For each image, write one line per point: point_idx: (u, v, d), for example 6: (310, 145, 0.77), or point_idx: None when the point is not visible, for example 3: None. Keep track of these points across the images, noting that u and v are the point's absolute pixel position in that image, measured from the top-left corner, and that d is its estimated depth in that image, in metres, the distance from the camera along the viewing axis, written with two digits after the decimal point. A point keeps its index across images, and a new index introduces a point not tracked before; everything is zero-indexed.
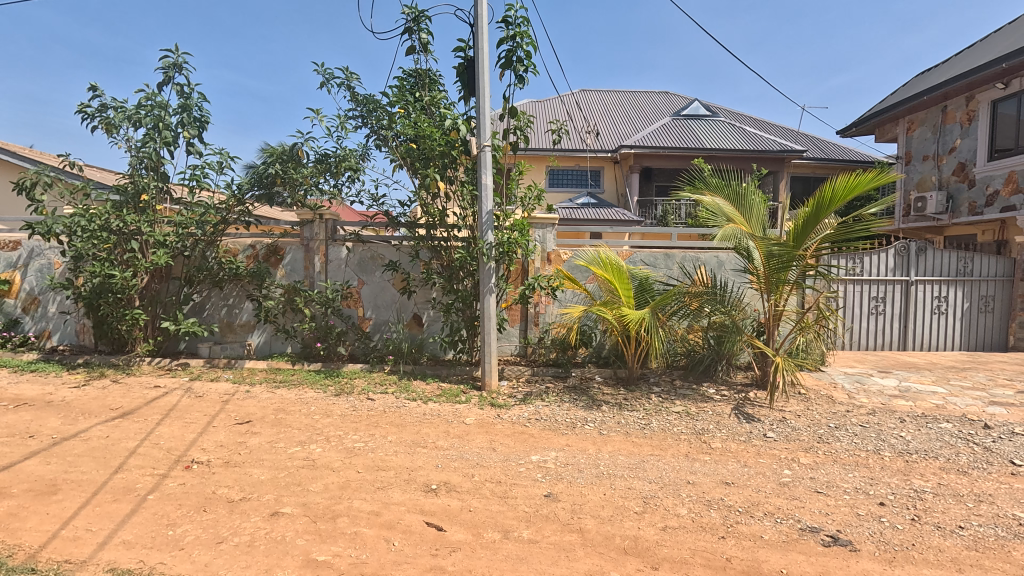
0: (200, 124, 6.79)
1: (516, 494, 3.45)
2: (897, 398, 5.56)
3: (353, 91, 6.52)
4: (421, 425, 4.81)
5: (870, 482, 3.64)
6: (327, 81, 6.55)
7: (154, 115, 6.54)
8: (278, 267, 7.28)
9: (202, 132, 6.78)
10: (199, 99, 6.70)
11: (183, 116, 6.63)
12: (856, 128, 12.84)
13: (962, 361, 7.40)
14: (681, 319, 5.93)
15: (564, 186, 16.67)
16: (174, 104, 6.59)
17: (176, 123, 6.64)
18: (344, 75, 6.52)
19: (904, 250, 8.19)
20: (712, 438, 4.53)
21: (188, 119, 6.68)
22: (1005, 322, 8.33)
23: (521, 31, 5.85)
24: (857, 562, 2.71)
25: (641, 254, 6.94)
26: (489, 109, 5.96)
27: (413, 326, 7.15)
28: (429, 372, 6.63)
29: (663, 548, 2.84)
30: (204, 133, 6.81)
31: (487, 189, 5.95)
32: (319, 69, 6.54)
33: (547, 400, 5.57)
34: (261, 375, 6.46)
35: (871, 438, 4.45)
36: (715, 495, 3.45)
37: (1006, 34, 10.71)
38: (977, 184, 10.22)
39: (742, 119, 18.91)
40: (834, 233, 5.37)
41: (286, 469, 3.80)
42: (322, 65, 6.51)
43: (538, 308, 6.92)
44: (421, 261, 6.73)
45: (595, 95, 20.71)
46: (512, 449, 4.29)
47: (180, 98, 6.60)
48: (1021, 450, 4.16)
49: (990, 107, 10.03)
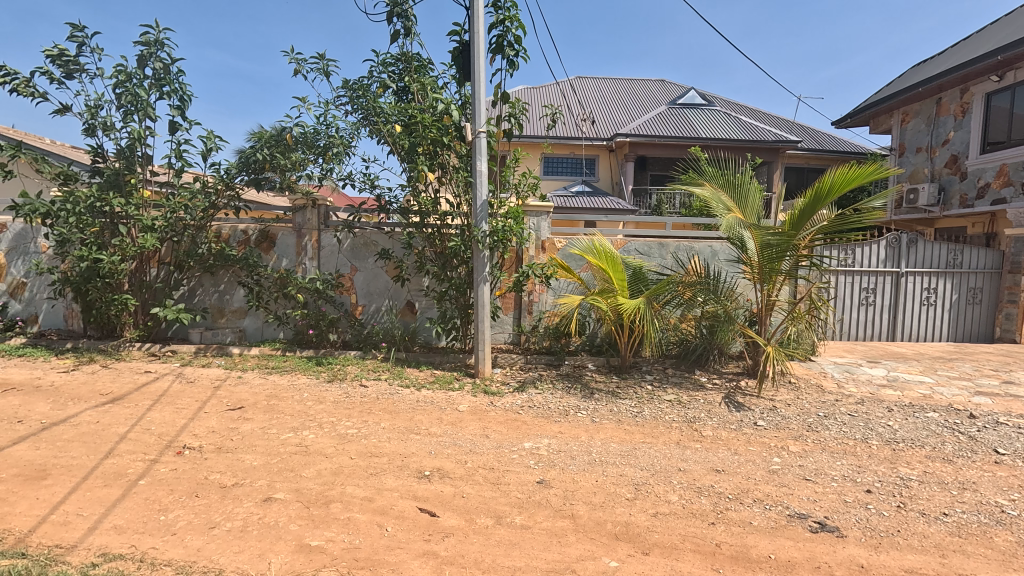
0: (180, 97, 6.64)
1: (509, 481, 3.47)
2: (885, 387, 5.63)
3: (329, 78, 6.44)
4: (414, 412, 4.81)
5: (857, 470, 3.70)
6: (301, 68, 6.45)
7: (133, 93, 6.39)
8: (269, 253, 7.21)
9: (181, 108, 6.64)
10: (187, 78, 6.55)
11: (154, 91, 6.44)
12: (851, 119, 12.84)
13: (949, 352, 7.50)
14: (674, 308, 5.96)
15: (558, 174, 16.61)
16: (150, 80, 6.43)
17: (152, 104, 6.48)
18: (317, 61, 6.41)
19: (895, 242, 8.26)
20: (703, 426, 4.58)
21: (166, 97, 6.53)
22: (992, 313, 8.44)
23: (510, 15, 5.76)
24: (844, 548, 2.76)
25: (635, 243, 6.93)
26: (484, 94, 5.89)
27: (406, 313, 7.12)
28: (422, 359, 6.63)
29: (654, 534, 2.87)
30: (181, 112, 6.66)
31: (482, 176, 5.90)
32: (294, 56, 6.44)
33: (540, 387, 5.59)
34: (253, 362, 6.42)
35: (860, 427, 4.51)
36: (705, 482, 3.49)
37: (1003, 26, 10.71)
38: (968, 177, 10.29)
39: (737, 108, 18.83)
40: (828, 224, 5.39)
41: (278, 455, 3.79)
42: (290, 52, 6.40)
43: (531, 297, 6.91)
44: (414, 248, 6.69)
45: (590, 82, 20.55)
46: (505, 436, 4.31)
47: (159, 76, 6.45)
48: (1005, 439, 4.24)
49: (983, 100, 10.06)
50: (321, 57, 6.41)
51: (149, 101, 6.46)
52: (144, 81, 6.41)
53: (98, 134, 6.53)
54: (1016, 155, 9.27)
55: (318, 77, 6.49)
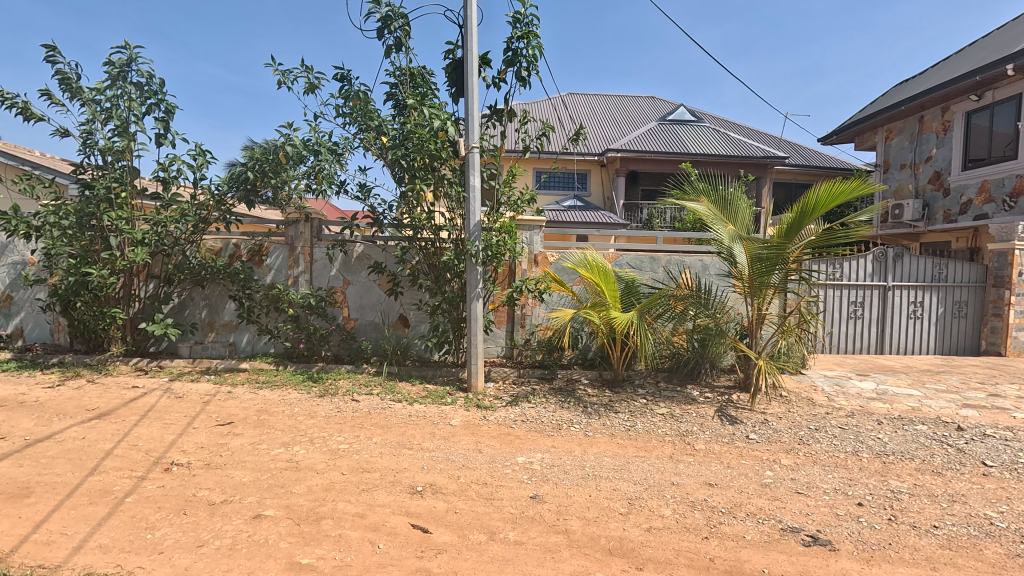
0: (165, 109, 6.64)
1: (502, 496, 3.45)
2: (874, 400, 5.68)
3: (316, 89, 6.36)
4: (406, 426, 4.79)
5: (848, 483, 3.72)
6: (285, 80, 6.47)
7: (109, 107, 6.39)
8: (261, 267, 7.20)
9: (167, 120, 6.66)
10: (162, 88, 6.56)
11: (138, 105, 6.44)
12: (836, 136, 13.14)
13: (937, 365, 7.59)
14: (666, 321, 6.01)
15: (551, 189, 16.86)
16: (133, 93, 6.42)
17: (133, 116, 6.47)
18: (304, 72, 6.42)
19: (882, 256, 8.39)
20: (696, 440, 4.59)
21: (147, 109, 6.53)
22: (977, 326, 8.58)
23: (529, 32, 5.86)
24: (836, 562, 2.76)
25: (627, 256, 7.00)
26: (478, 110, 5.95)
27: (399, 326, 7.12)
28: (414, 373, 6.60)
29: (648, 549, 2.86)
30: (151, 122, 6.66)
31: (476, 190, 5.94)
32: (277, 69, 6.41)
33: (533, 401, 5.58)
34: (243, 376, 6.36)
35: (850, 440, 4.55)
36: (698, 496, 3.50)
37: (981, 48, 11.05)
38: (952, 193, 10.53)
39: (726, 125, 19.20)
40: (817, 239, 5.47)
41: (269, 471, 3.74)
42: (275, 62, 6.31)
43: (524, 310, 6.93)
44: (407, 262, 6.70)
45: (582, 98, 20.87)
46: (498, 450, 4.30)
47: (139, 88, 6.45)
48: (993, 451, 4.29)
49: (964, 118, 10.33)
50: (305, 69, 6.43)
51: (130, 113, 6.45)
52: (122, 94, 6.40)
53: (86, 148, 6.50)
54: (997, 172, 9.52)
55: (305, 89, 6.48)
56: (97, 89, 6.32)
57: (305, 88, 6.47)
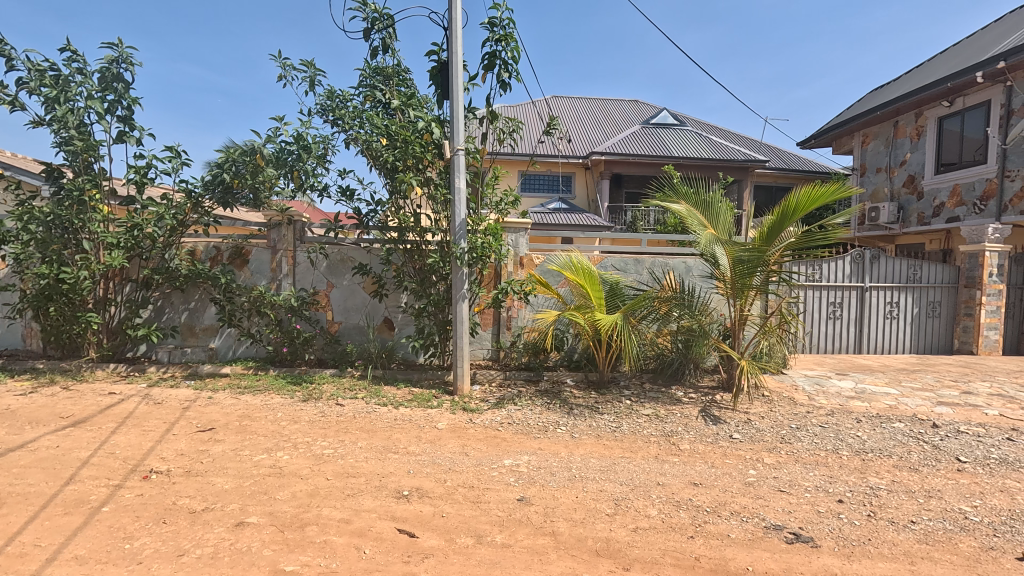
0: (125, 106, 6.50)
1: (489, 499, 3.44)
2: (853, 399, 5.80)
3: (315, 86, 6.41)
4: (392, 430, 4.75)
5: (829, 480, 3.79)
6: (285, 73, 6.41)
7: (78, 106, 6.25)
8: (243, 269, 7.10)
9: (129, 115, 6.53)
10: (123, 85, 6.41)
11: (100, 103, 6.29)
12: (815, 140, 13.42)
13: (913, 364, 7.78)
14: (651, 323, 6.08)
15: (535, 191, 16.93)
16: (103, 91, 6.28)
17: (103, 115, 6.33)
18: (305, 67, 6.37)
19: (860, 258, 8.59)
20: (681, 440, 4.64)
21: (109, 108, 6.38)
22: (950, 326, 8.83)
23: (506, 35, 5.88)
24: (818, 558, 2.81)
25: (611, 258, 7.08)
26: (463, 112, 5.94)
27: (384, 329, 7.07)
28: (400, 376, 6.55)
29: (634, 549, 2.88)
30: (129, 121, 6.53)
31: (461, 193, 5.93)
32: (281, 61, 6.42)
33: (519, 404, 5.58)
34: (225, 381, 6.25)
35: (830, 438, 4.64)
36: (684, 496, 3.53)
37: (953, 55, 11.38)
38: (925, 196, 10.83)
39: (708, 128, 19.50)
40: (796, 241, 5.56)
41: (251, 477, 3.68)
42: (281, 56, 6.35)
43: (510, 312, 6.93)
44: (392, 264, 6.66)
45: (566, 101, 20.99)
46: (484, 453, 4.28)
47: (100, 83, 6.27)
48: (966, 448, 4.41)
49: (936, 124, 10.62)
50: (309, 64, 6.39)
51: (95, 112, 6.31)
52: (87, 89, 6.24)
53: (56, 146, 6.33)
54: (968, 176, 9.82)
55: (304, 84, 6.44)
56: (67, 86, 6.15)
57: (307, 82, 6.42)
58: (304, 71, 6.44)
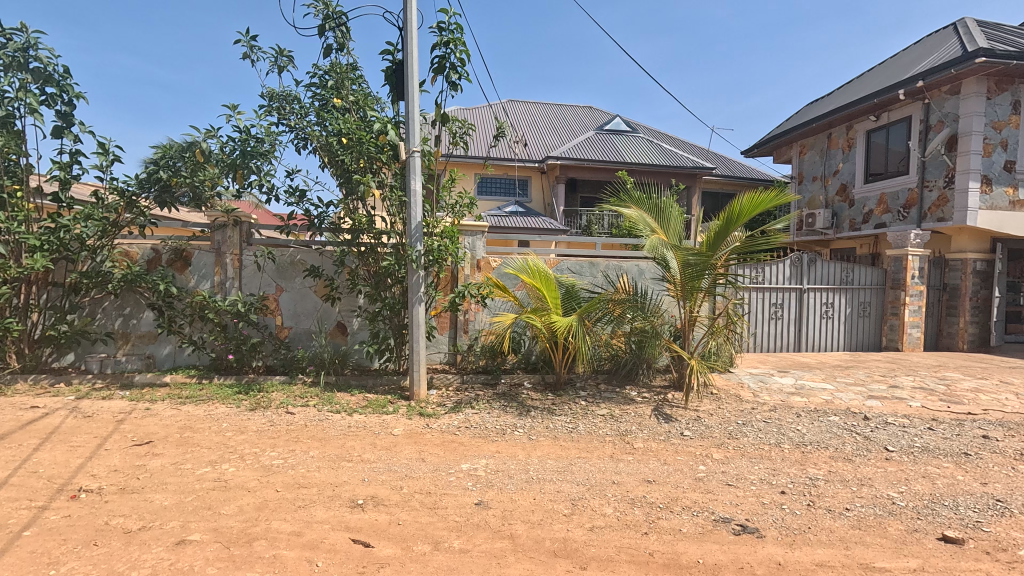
0: (66, 101, 6.07)
1: (446, 505, 3.40)
2: (794, 395, 6.13)
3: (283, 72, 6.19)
4: (345, 438, 4.62)
5: (772, 473, 3.99)
6: (251, 54, 6.16)
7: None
8: (184, 272, 6.72)
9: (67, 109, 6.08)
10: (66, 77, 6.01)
11: (25, 95, 5.81)
12: (757, 149, 14.12)
13: (846, 361, 8.30)
14: (605, 324, 6.23)
15: (492, 194, 16.96)
16: (25, 80, 5.81)
17: (27, 107, 5.86)
18: (274, 53, 6.15)
19: (798, 261, 9.09)
20: (634, 439, 4.75)
21: (48, 102, 5.93)
22: (879, 324, 9.48)
23: (454, 39, 5.87)
24: (763, 548, 2.94)
25: (567, 262, 7.16)
26: (418, 114, 5.89)
27: (336, 334, 6.87)
28: (354, 383, 6.39)
29: (591, 548, 2.93)
30: (68, 117, 6.08)
31: (417, 195, 5.87)
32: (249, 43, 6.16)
33: (477, 407, 5.56)
34: (164, 391, 5.89)
35: (773, 433, 4.88)
36: (638, 494, 3.62)
37: (879, 74, 12.28)
38: (856, 204, 11.60)
39: (658, 136, 20.15)
40: (740, 245, 5.83)
41: (194, 492, 3.49)
42: (248, 38, 6.14)
43: (467, 316, 6.89)
44: (346, 267, 6.49)
45: (522, 106, 21.18)
46: (441, 458, 4.24)
47: (23, 72, 5.82)
48: (893, 438, 4.75)
49: (865, 136, 11.41)
50: (279, 50, 6.17)
51: (17, 103, 5.83)
52: (11, 76, 5.75)
53: None
54: (894, 186, 10.60)
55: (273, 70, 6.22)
56: None
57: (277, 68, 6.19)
58: (276, 56, 6.21)
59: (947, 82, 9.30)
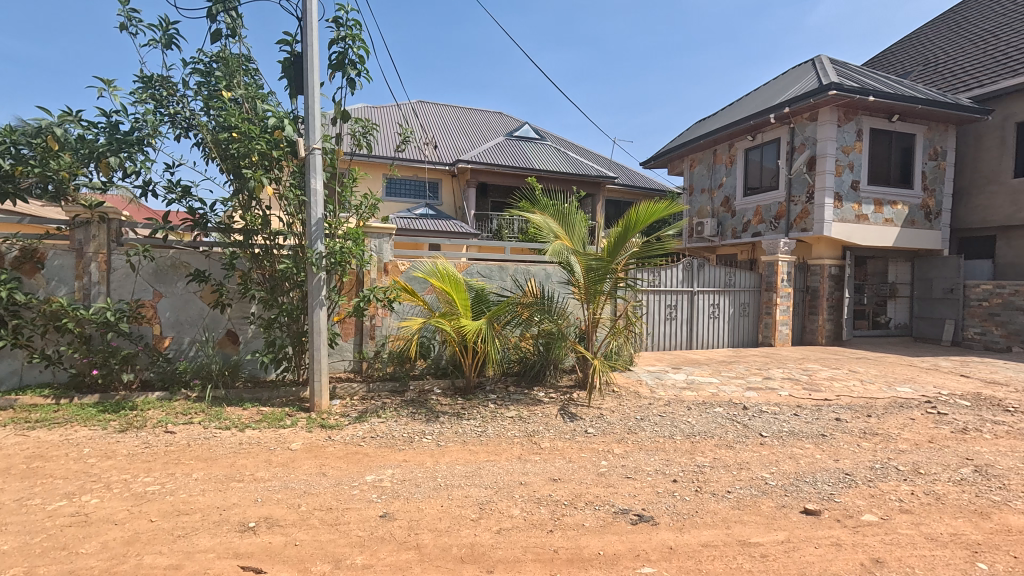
0: None
1: (348, 520, 3.25)
2: (685, 389, 6.65)
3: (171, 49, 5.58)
4: (236, 456, 4.25)
5: (666, 463, 4.28)
6: (128, 23, 5.47)
7: None
8: (34, 276, 5.80)
9: None
10: None
11: None
12: (653, 161, 15.17)
13: (729, 356, 9.16)
14: (513, 327, 6.35)
15: (401, 196, 16.59)
16: None
17: None
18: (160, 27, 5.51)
19: (689, 266, 9.89)
20: (541, 438, 4.87)
21: None
22: (756, 323, 10.58)
23: (352, 34, 5.66)
24: (657, 534, 3.15)
25: (477, 266, 7.19)
26: (319, 110, 5.60)
27: (226, 343, 6.31)
28: (246, 396, 5.91)
29: (497, 550, 2.95)
30: None
31: (318, 195, 5.58)
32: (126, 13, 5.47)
33: (383, 416, 5.38)
34: (6, 416, 5.02)
35: (667, 425, 5.25)
36: (544, 492, 3.71)
37: (754, 98, 13.74)
38: (737, 214, 12.87)
39: (565, 144, 20.93)
40: (637, 251, 6.22)
41: (43, 532, 3.01)
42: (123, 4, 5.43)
43: (373, 321, 6.66)
44: (236, 270, 5.98)
45: (432, 108, 20.96)
46: (344, 471, 4.04)
47: None
48: (767, 424, 5.32)
49: (744, 154, 12.71)
50: (163, 23, 5.51)
51: None
52: None
53: None
54: (767, 199, 11.92)
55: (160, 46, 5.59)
56: None
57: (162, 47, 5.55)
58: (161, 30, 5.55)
59: (808, 110, 10.64)
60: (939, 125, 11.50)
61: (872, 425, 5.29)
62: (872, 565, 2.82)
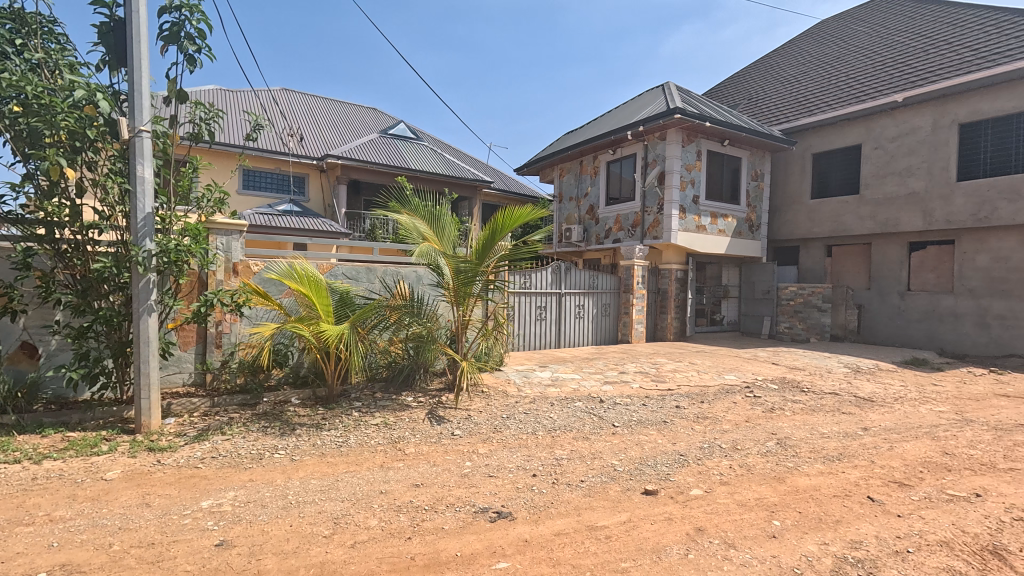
0: None
1: (175, 554, 2.86)
2: (550, 386, 7.00)
3: None
4: (26, 494, 3.52)
5: (527, 459, 4.45)
6: None
7: None
8: None
9: None
10: None
11: None
12: (526, 168, 15.79)
13: (591, 353, 9.85)
14: (381, 331, 6.16)
15: (261, 191, 15.20)
16: None
17: None
18: None
19: (557, 269, 10.44)
20: (406, 444, 4.77)
21: None
22: (616, 321, 11.51)
23: (189, 4, 5.04)
24: (513, 529, 3.25)
25: (342, 267, 6.82)
26: (148, 86, 4.89)
27: (19, 358, 5.20)
28: (47, 421, 4.93)
29: (350, 566, 2.81)
30: None
31: (146, 183, 4.88)
32: None
33: (229, 433, 4.85)
34: None
35: (531, 422, 5.48)
36: (404, 499, 3.63)
37: (614, 116, 14.99)
38: (600, 222, 13.90)
39: (442, 146, 20.89)
40: (506, 254, 6.38)
41: None
42: None
43: (219, 328, 5.96)
44: (34, 270, 4.95)
45: (298, 97, 19.57)
46: (174, 499, 3.56)
47: None
48: (619, 415, 5.81)
49: (606, 166, 13.78)
50: None
51: None
52: None
53: None
54: (625, 209, 13.07)
55: None
56: None
57: None
58: None
59: (658, 130, 11.87)
60: (759, 151, 13.58)
61: (704, 410, 6.05)
62: (695, 533, 3.21)
